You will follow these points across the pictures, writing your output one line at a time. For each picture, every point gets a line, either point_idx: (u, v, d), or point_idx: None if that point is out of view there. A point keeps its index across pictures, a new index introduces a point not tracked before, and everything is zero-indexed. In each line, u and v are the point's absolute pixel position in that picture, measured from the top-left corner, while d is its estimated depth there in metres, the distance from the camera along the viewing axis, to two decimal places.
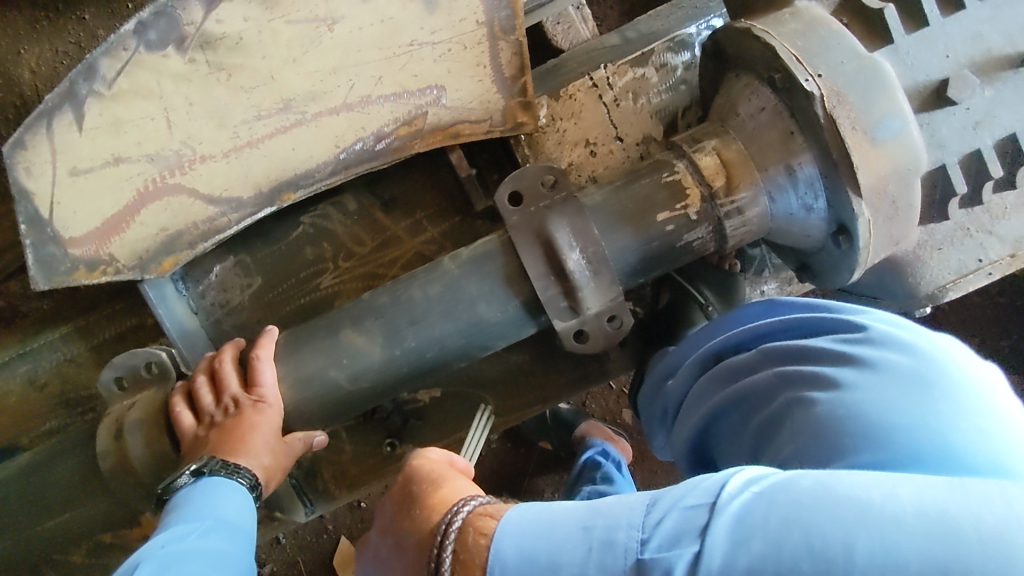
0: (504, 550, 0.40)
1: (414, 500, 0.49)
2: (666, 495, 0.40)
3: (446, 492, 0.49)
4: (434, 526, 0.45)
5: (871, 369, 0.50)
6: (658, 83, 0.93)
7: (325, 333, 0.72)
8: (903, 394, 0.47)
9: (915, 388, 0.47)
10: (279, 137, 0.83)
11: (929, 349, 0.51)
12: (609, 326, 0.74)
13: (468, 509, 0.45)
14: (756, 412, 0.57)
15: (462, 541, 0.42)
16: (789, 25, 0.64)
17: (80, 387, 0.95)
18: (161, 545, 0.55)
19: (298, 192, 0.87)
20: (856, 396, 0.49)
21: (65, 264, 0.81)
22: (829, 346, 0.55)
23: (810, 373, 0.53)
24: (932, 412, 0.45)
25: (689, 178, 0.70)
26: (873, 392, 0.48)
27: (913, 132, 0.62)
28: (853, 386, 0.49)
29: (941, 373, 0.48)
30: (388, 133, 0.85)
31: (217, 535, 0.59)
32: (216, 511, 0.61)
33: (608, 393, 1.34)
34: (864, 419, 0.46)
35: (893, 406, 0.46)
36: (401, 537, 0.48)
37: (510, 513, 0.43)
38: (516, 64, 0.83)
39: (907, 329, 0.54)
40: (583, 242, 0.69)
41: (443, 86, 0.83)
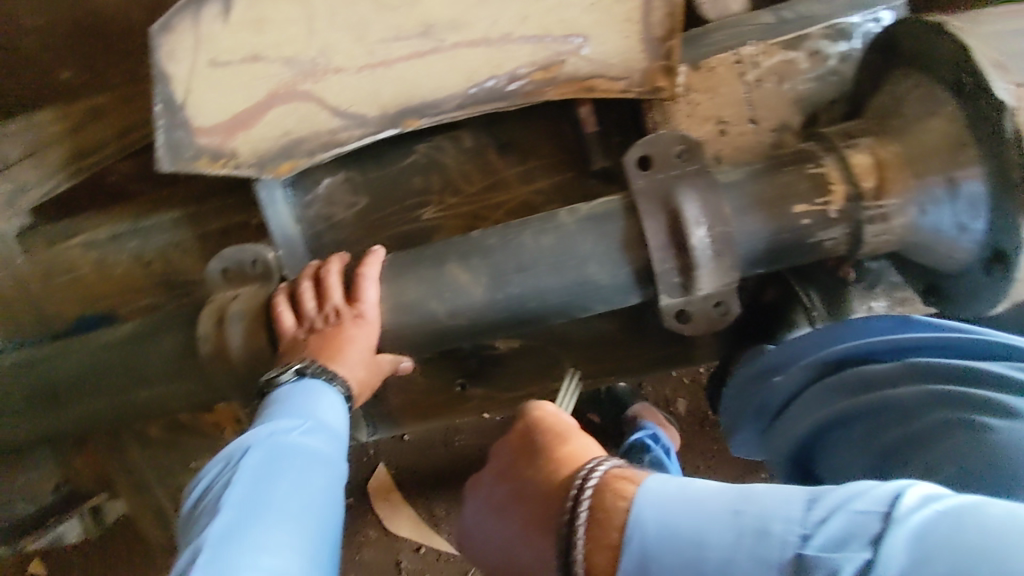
0: (644, 518, 0.40)
1: (539, 451, 0.50)
2: (831, 494, 0.38)
3: (573, 448, 0.50)
4: (567, 481, 0.45)
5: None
6: (808, 70, 0.87)
7: (431, 263, 0.73)
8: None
9: None
10: (413, 61, 0.82)
11: None
12: (714, 311, 0.72)
13: (604, 470, 0.44)
14: (897, 424, 0.55)
15: (600, 500, 0.42)
16: (982, 28, 0.61)
17: (182, 272, 0.99)
18: (270, 433, 0.54)
19: (423, 120, 0.86)
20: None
21: (190, 151, 0.84)
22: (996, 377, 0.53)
23: (974, 398, 0.52)
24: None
25: (836, 173, 0.66)
26: None
27: None
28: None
29: None
30: (522, 75, 0.83)
31: (322, 436, 0.56)
32: (322, 411, 0.58)
33: (667, 379, 1.31)
34: None
35: None
36: (524, 482, 0.49)
37: (651, 483, 0.42)
38: (667, 25, 0.79)
39: None
40: (711, 219, 0.67)
41: (587, 36, 0.80)
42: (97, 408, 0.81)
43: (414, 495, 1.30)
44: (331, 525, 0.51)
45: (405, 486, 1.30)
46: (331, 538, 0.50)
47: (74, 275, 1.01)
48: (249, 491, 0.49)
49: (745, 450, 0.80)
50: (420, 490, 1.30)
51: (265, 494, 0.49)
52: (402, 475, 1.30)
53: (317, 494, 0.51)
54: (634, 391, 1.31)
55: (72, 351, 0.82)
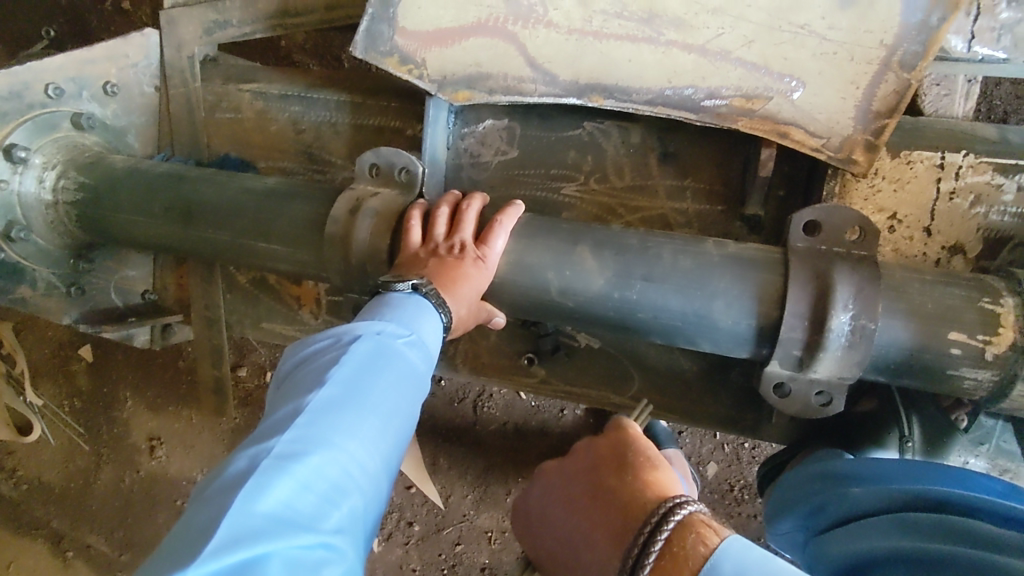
0: (722, 569, 0.40)
1: (627, 465, 0.53)
2: None
3: (659, 475, 0.52)
4: (651, 506, 0.47)
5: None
6: (1010, 202, 0.81)
7: (565, 238, 0.73)
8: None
9: None
10: (625, 42, 0.81)
11: None
12: (815, 398, 0.69)
13: (691, 510, 0.45)
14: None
15: (681, 537, 0.43)
16: None
17: (324, 151, 1.03)
18: (379, 331, 0.55)
19: (607, 101, 0.84)
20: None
21: (386, 45, 0.87)
22: None
23: None
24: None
25: (1011, 318, 0.62)
26: None
27: None
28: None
29: None
30: (723, 95, 0.80)
31: (421, 353, 0.58)
32: (427, 330, 0.59)
33: (708, 438, 1.25)
34: None
35: None
36: (605, 489, 0.51)
37: (737, 539, 0.42)
38: (890, 102, 0.75)
39: None
40: (860, 310, 0.63)
41: (804, 83, 0.77)
42: (213, 239, 0.86)
43: (434, 438, 1.32)
44: (406, 434, 0.53)
45: (428, 427, 1.32)
46: (402, 446, 0.53)
47: (234, 116, 1.06)
48: (352, 378, 0.51)
49: (783, 544, 0.75)
50: (441, 437, 1.31)
51: (365, 387, 0.51)
52: (427, 416, 1.32)
53: (405, 405, 0.53)
54: (673, 436, 1.25)
55: (218, 181, 0.87)
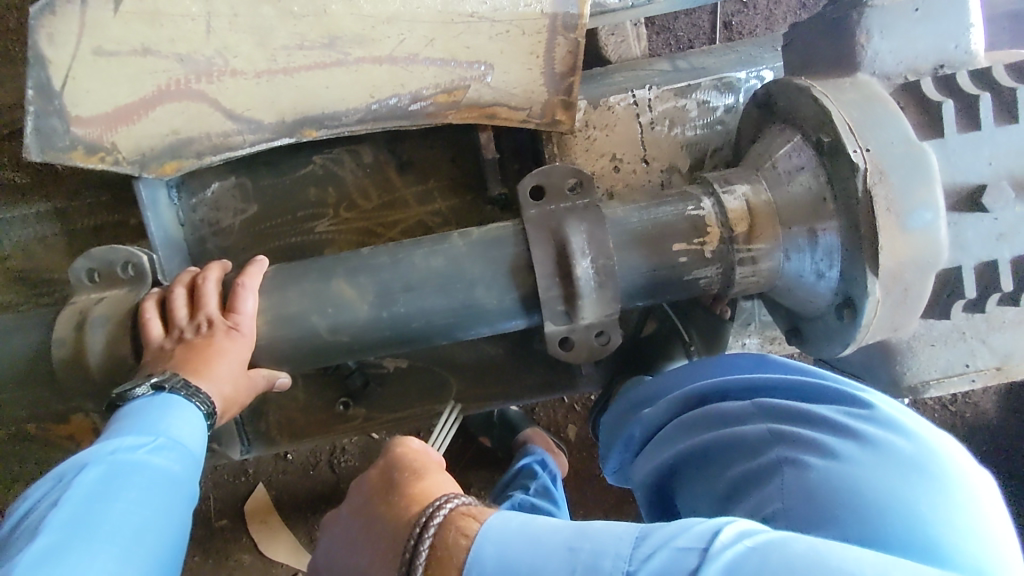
0: (484, 554, 0.39)
1: (394, 487, 0.49)
2: (658, 530, 0.38)
3: (427, 484, 0.48)
4: (413, 518, 0.43)
5: (867, 446, 0.51)
6: (696, 118, 0.92)
7: (317, 277, 0.71)
8: (904, 480, 0.47)
9: (913, 475, 0.48)
10: (316, 71, 0.81)
11: (929, 440, 0.52)
12: (596, 341, 0.73)
13: (451, 507, 0.43)
14: (738, 461, 0.56)
15: (442, 538, 0.41)
16: (848, 94, 0.66)
17: (42, 270, 0.91)
18: (110, 452, 0.55)
19: (321, 131, 0.84)
20: (851, 470, 0.49)
21: (64, 140, 0.78)
22: (833, 416, 0.55)
23: (805, 437, 0.53)
24: (926, 503, 0.46)
25: (713, 217, 0.71)
26: (871, 469, 0.48)
27: (941, 228, 0.62)
28: (848, 459, 0.50)
29: (936, 466, 0.49)
30: (425, 96, 0.83)
31: (169, 455, 0.57)
32: (171, 430, 0.59)
33: (553, 407, 1.30)
34: (860, 495, 0.47)
35: (892, 488, 0.47)
36: (374, 521, 0.47)
37: (497, 518, 0.41)
38: (568, 62, 0.82)
39: (908, 416, 0.55)
40: (596, 252, 0.69)
41: (491, 65, 0.82)
42: None
43: (293, 518, 1.23)
44: (167, 547, 0.53)
45: (283, 509, 1.23)
46: (164, 561, 0.52)
47: None
48: (77, 512, 0.50)
49: (619, 479, 0.79)
50: (299, 514, 1.23)
51: (94, 514, 0.50)
52: (276, 498, 1.23)
53: (152, 516, 0.52)
54: (525, 416, 1.29)
55: None
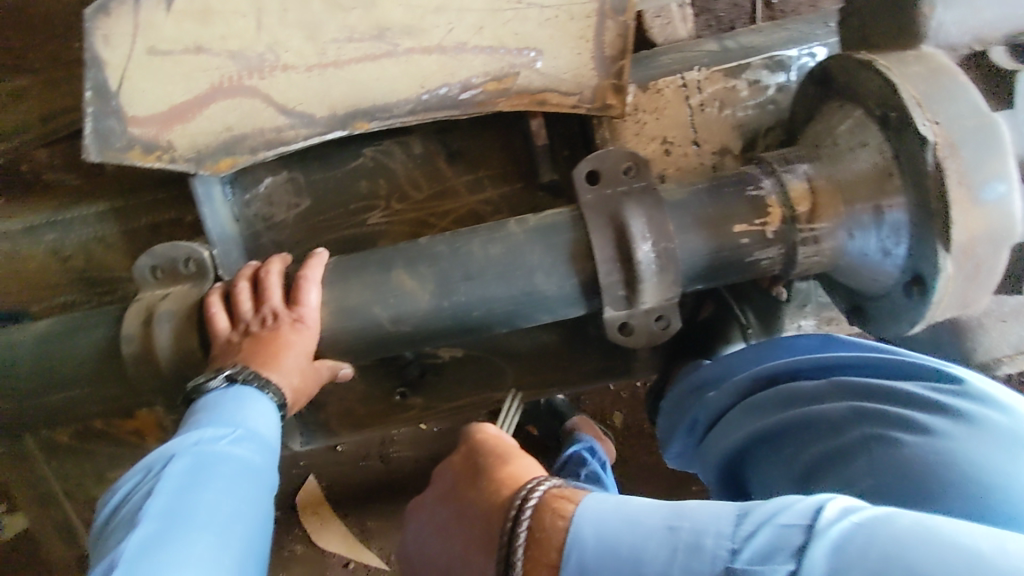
0: (584, 536, 0.39)
1: (481, 472, 0.49)
2: (758, 509, 0.38)
3: (514, 468, 0.48)
4: (507, 501, 0.43)
5: (959, 421, 0.50)
6: (748, 98, 0.91)
7: (377, 268, 0.71)
8: (1003, 452, 0.46)
9: (1012, 448, 0.47)
10: (366, 63, 0.81)
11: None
12: (656, 325, 0.73)
13: (545, 489, 0.43)
14: (818, 440, 0.54)
15: (540, 520, 0.41)
16: (913, 66, 0.64)
17: (104, 269, 0.94)
18: (194, 443, 0.56)
19: (372, 123, 0.84)
20: (947, 446, 0.48)
21: (122, 140, 0.79)
22: (919, 391, 0.54)
23: (892, 414, 0.52)
24: None
25: (775, 198, 0.70)
26: (967, 443, 0.47)
27: (1016, 201, 0.60)
28: (942, 435, 0.49)
29: None
30: (475, 84, 0.82)
31: (249, 445, 0.58)
32: (249, 421, 0.60)
33: (601, 394, 1.29)
34: (959, 469, 0.46)
35: (992, 462, 0.46)
36: (463, 505, 0.47)
37: (591, 499, 0.41)
38: (618, 45, 0.81)
39: (997, 390, 0.54)
40: (656, 236, 0.68)
41: (541, 51, 0.81)
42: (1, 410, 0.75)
43: (346, 507, 1.25)
44: (257, 534, 0.53)
45: (336, 499, 1.25)
46: (256, 548, 0.53)
47: None
48: (171, 503, 0.51)
49: (679, 463, 0.79)
50: (353, 503, 1.25)
51: (187, 505, 0.51)
52: (328, 489, 1.25)
53: (241, 505, 0.53)
54: (571, 405, 1.28)
55: None
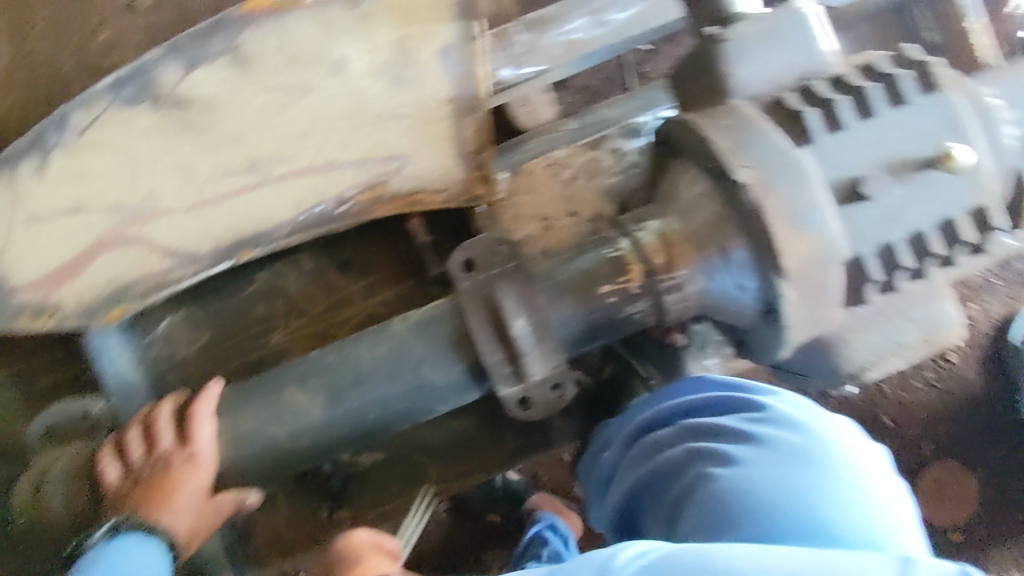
0: None
1: None
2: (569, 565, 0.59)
3: None
4: None
5: (760, 446, 0.66)
6: (612, 165, 0.98)
7: (268, 390, 0.72)
8: (789, 471, 0.63)
9: (798, 466, 0.63)
10: (244, 195, 0.84)
11: (816, 431, 0.67)
12: (554, 393, 0.75)
13: None
14: (672, 484, 0.69)
15: None
16: (724, 120, 0.70)
17: (5, 439, 0.91)
18: None
19: (256, 248, 0.91)
20: (750, 473, 0.64)
21: (9, 309, 0.81)
22: (736, 424, 0.69)
23: (714, 449, 0.67)
24: (808, 488, 0.61)
25: (632, 255, 0.74)
26: (763, 469, 0.63)
27: (835, 223, 0.65)
28: (746, 463, 0.65)
29: (820, 454, 0.64)
30: (348, 197, 0.89)
31: None
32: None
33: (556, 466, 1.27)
34: (755, 495, 0.62)
35: (778, 482, 0.62)
36: None
37: None
38: (478, 139, 0.88)
39: (800, 409, 0.70)
40: (528, 310, 0.72)
41: (406, 157, 0.87)
42: None
43: None
44: None
45: None
46: None
47: None
48: None
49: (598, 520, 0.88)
50: None
51: None
52: None
53: None
54: (527, 483, 1.27)
55: None
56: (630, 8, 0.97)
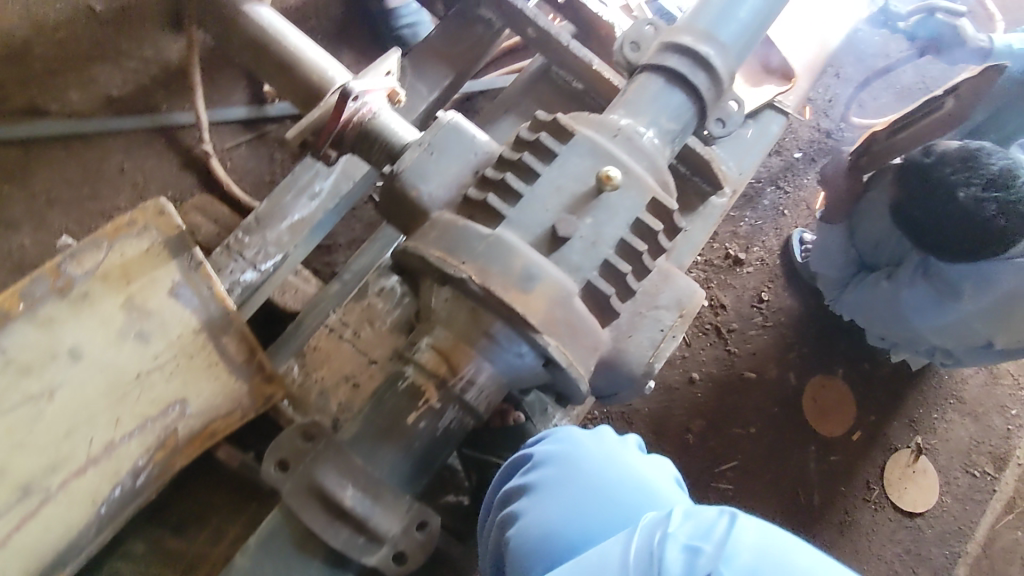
0: None
1: None
2: None
3: None
4: None
5: (533, 492, 0.75)
6: (386, 304, 1.02)
7: None
8: (555, 501, 0.74)
9: (560, 493, 0.74)
10: (26, 524, 0.76)
11: (569, 452, 0.78)
12: (420, 533, 0.75)
13: None
14: (496, 560, 0.78)
15: None
16: (430, 234, 0.78)
17: None
18: None
19: (68, 567, 0.77)
20: (530, 518, 0.73)
21: None
22: (514, 482, 0.78)
23: (505, 513, 0.77)
24: (576, 508, 0.73)
25: (420, 378, 0.78)
26: (537, 509, 0.74)
27: (553, 270, 0.75)
28: (526, 511, 0.74)
29: (575, 473, 0.75)
30: (143, 465, 0.83)
31: None
32: None
33: None
34: (536, 534, 0.72)
35: (550, 515, 0.73)
36: None
37: None
38: (245, 347, 0.89)
39: (556, 441, 0.80)
40: (351, 477, 0.73)
41: (183, 399, 0.86)
42: None
43: None
44: None
45: None
46: None
47: None
48: None
49: None
50: None
51: None
52: None
53: None
54: None
55: None
56: (330, 175, 1.04)
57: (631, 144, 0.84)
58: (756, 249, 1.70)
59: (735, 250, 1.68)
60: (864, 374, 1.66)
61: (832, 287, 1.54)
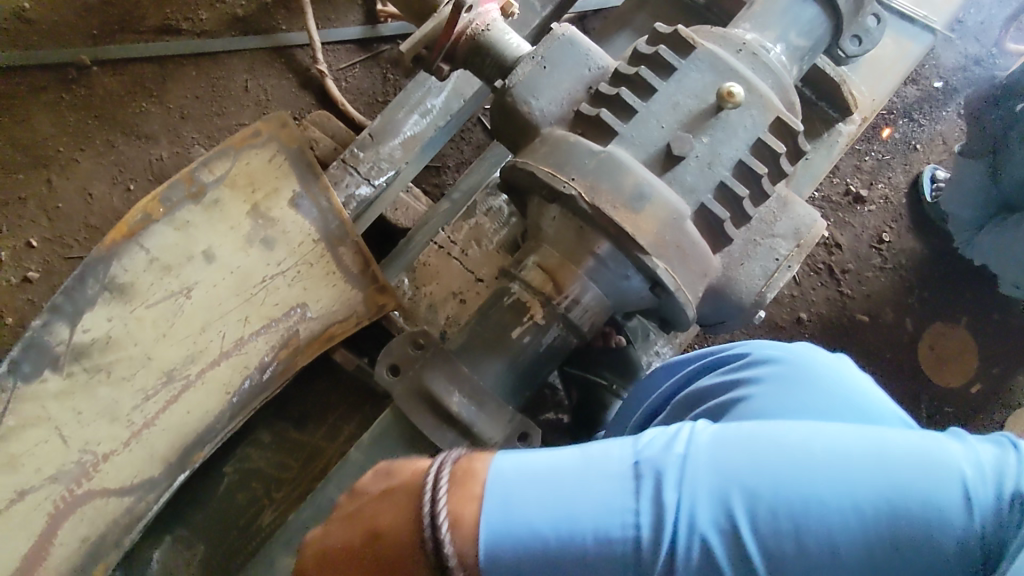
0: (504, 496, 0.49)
1: None
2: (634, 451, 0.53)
3: None
4: None
5: (759, 382, 0.69)
6: (492, 224, 1.03)
7: (261, 565, 0.75)
8: (790, 393, 0.67)
9: (795, 388, 0.67)
10: (171, 407, 0.86)
11: (799, 355, 0.71)
12: (524, 445, 0.77)
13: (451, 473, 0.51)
14: None
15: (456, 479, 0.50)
16: (540, 150, 0.77)
17: None
18: None
19: (207, 448, 0.86)
20: (757, 403, 0.67)
21: None
22: (726, 379, 0.73)
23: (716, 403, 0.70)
24: (819, 403, 0.65)
25: (526, 294, 0.79)
26: (769, 397, 0.67)
27: (665, 190, 0.72)
28: (751, 396, 0.68)
29: (811, 373, 0.68)
30: (269, 361, 0.90)
31: None
32: None
33: None
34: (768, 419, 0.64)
35: (785, 405, 0.65)
36: None
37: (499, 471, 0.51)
38: (360, 259, 0.94)
39: (781, 346, 0.74)
40: (458, 385, 0.77)
41: (304, 303, 0.92)
42: None
43: None
44: None
45: None
46: None
47: None
48: None
49: None
50: None
51: None
52: None
53: None
54: None
55: None
56: (441, 93, 1.05)
57: (756, 60, 0.79)
58: (881, 186, 1.58)
59: (856, 186, 1.57)
60: (989, 323, 1.54)
61: (964, 229, 1.44)
